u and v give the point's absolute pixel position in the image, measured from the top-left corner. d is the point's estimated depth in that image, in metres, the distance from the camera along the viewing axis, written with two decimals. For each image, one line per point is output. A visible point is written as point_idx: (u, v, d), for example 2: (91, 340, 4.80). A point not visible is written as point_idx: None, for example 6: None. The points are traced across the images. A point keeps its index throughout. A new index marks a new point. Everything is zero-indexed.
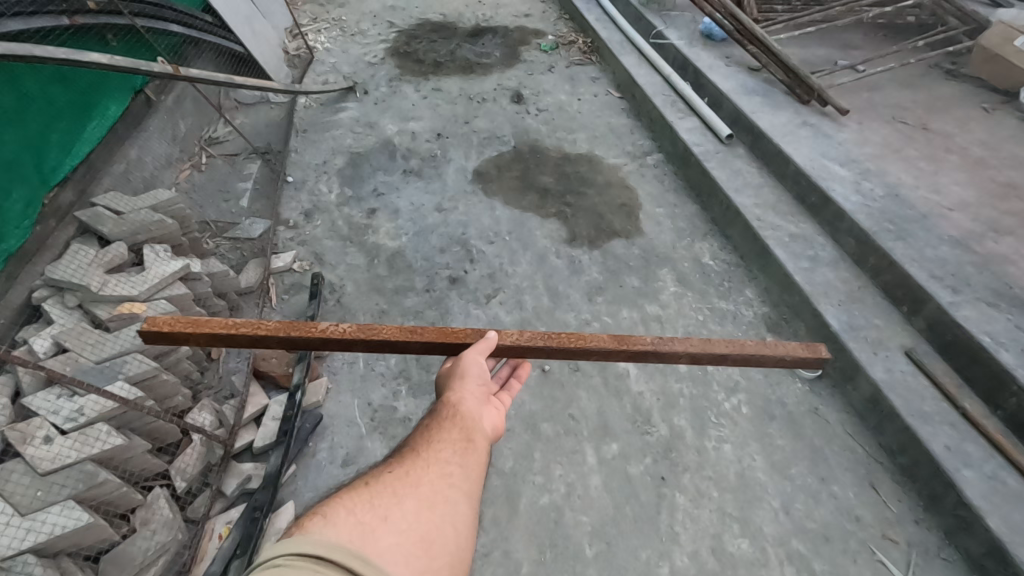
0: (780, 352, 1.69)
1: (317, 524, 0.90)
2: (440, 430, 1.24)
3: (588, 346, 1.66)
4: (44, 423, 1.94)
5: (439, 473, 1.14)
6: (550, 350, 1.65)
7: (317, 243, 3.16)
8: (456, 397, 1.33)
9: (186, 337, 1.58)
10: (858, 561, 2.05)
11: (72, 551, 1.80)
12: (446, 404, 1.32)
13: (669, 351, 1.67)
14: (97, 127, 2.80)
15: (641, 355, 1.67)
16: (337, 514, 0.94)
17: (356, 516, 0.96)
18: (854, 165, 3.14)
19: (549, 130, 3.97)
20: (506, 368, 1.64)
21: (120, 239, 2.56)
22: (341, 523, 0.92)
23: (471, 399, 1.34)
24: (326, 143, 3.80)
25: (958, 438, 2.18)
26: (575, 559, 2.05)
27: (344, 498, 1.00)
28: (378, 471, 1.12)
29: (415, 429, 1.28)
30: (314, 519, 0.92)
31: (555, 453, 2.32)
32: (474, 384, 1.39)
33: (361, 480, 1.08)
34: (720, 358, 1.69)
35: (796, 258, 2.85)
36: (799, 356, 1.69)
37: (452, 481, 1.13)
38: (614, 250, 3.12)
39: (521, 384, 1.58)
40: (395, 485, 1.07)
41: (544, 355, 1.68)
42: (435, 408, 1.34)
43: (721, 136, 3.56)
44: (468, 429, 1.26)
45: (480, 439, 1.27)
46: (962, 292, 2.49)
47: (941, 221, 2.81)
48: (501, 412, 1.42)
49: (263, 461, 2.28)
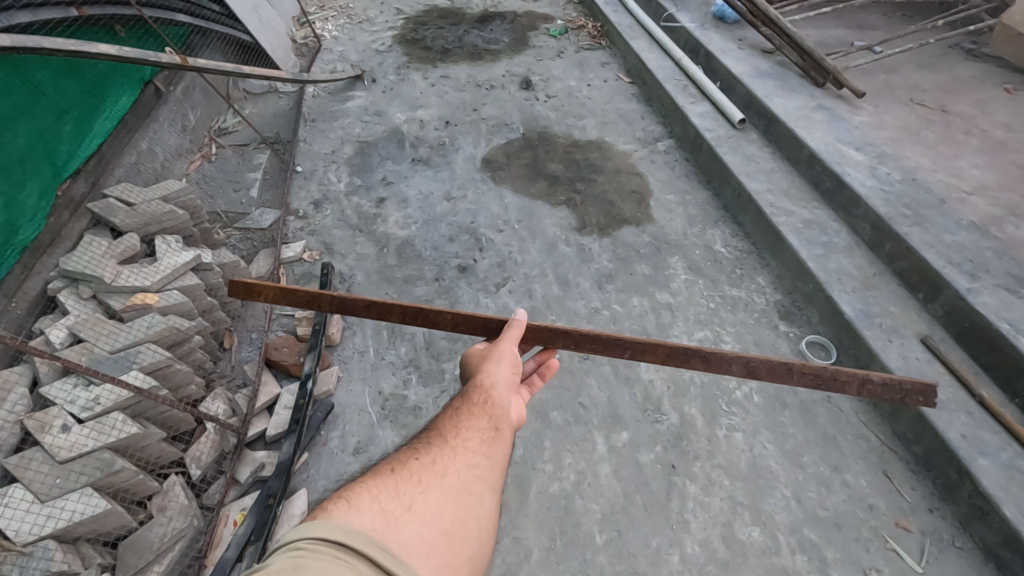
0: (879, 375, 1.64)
1: (342, 508, 0.91)
2: (469, 417, 1.24)
3: (622, 343, 1.68)
4: (62, 412, 1.97)
5: (464, 464, 1.13)
6: (580, 340, 1.67)
7: (327, 232, 3.16)
8: (488, 382, 1.33)
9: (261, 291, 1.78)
10: (871, 550, 2.03)
11: (92, 536, 1.85)
12: (478, 387, 1.32)
13: (720, 356, 1.66)
14: (108, 119, 2.82)
15: (682, 359, 1.66)
16: (362, 500, 0.95)
17: (382, 503, 0.96)
18: (870, 149, 3.08)
19: (558, 116, 3.92)
20: (530, 361, 1.64)
21: (132, 230, 2.57)
22: (365, 509, 0.92)
23: (502, 386, 1.33)
24: (335, 133, 3.80)
25: (974, 426, 2.15)
26: (585, 547, 2.05)
27: (371, 484, 1.01)
28: (404, 457, 1.12)
29: (445, 414, 1.29)
30: (339, 502, 0.93)
31: (565, 442, 2.32)
32: (507, 371, 1.38)
33: (387, 465, 1.09)
34: (779, 369, 1.65)
35: (809, 244, 2.81)
36: (894, 383, 1.63)
37: (477, 473, 1.13)
38: (624, 237, 3.10)
39: (544, 382, 1.60)
40: (420, 472, 1.08)
41: (570, 345, 1.69)
42: (465, 391, 1.34)
43: (733, 121, 3.50)
44: (496, 419, 1.26)
45: (506, 431, 1.26)
46: (982, 278, 2.43)
47: (960, 205, 2.74)
48: (527, 403, 1.42)
49: (276, 449, 2.30)
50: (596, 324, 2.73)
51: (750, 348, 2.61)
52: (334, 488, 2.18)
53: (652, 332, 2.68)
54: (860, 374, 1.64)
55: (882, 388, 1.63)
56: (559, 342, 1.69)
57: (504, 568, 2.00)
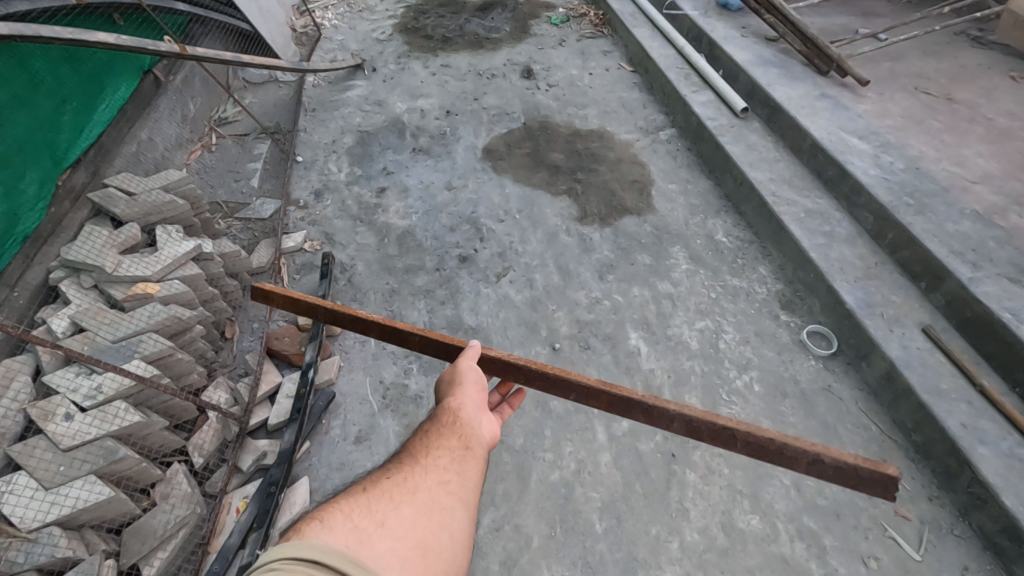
0: (836, 457, 1.35)
1: (316, 529, 0.91)
2: (438, 438, 1.25)
3: (568, 386, 1.62)
4: (64, 401, 1.99)
5: (436, 480, 1.14)
6: (530, 376, 1.63)
7: (328, 222, 3.16)
8: (455, 404, 1.34)
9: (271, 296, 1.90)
10: (870, 538, 2.04)
11: (96, 523, 1.87)
12: (447, 410, 1.33)
13: (660, 410, 1.53)
14: (108, 108, 2.81)
15: (626, 408, 1.57)
16: (335, 519, 0.95)
17: (353, 521, 0.96)
18: (874, 137, 3.05)
19: (560, 105, 3.90)
20: (495, 394, 1.68)
21: (133, 220, 2.58)
22: (337, 529, 0.92)
23: (470, 405, 1.34)
24: (336, 122, 3.78)
25: (974, 415, 2.15)
26: (585, 534, 2.07)
27: (343, 504, 1.01)
28: (376, 477, 1.13)
29: (415, 437, 1.29)
30: (313, 523, 0.93)
31: (565, 431, 2.33)
32: (473, 390, 1.39)
33: (359, 486, 1.09)
34: (719, 432, 1.48)
35: (811, 234, 2.80)
36: (851, 470, 1.34)
37: (450, 489, 1.13)
38: (625, 227, 3.09)
39: (512, 412, 1.58)
40: (393, 491, 1.08)
41: (522, 379, 1.65)
42: (435, 414, 1.34)
43: (735, 110, 3.47)
44: (467, 437, 1.26)
45: (478, 448, 1.26)
46: (984, 267, 2.42)
47: (963, 194, 2.72)
48: (499, 422, 1.42)
49: (278, 437, 2.31)
50: (597, 313, 2.73)
51: (751, 338, 2.61)
52: (335, 477, 2.19)
53: (653, 322, 2.68)
54: (810, 452, 1.38)
55: (833, 471, 1.37)
56: (513, 375, 1.66)
57: (505, 555, 2.02)
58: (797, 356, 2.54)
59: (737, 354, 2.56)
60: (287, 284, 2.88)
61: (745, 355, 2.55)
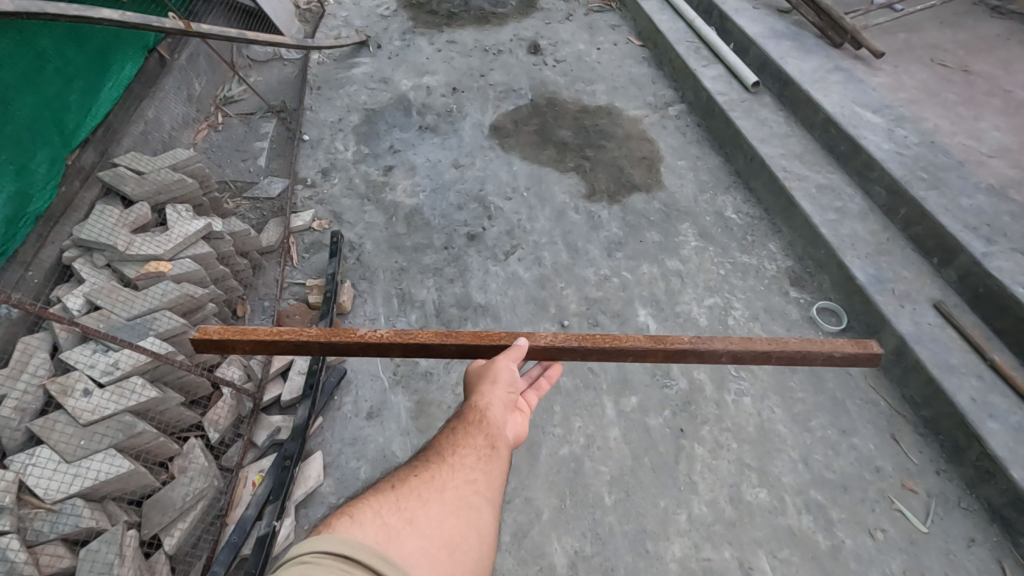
0: (828, 349, 1.66)
1: (346, 524, 0.92)
2: (464, 436, 1.25)
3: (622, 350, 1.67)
4: (83, 377, 2.02)
5: (463, 480, 1.14)
6: (585, 351, 1.65)
7: (335, 201, 3.16)
8: (482, 403, 1.33)
9: (234, 346, 1.60)
10: (876, 511, 2.06)
11: (118, 495, 1.92)
12: (474, 408, 1.33)
13: (709, 348, 1.65)
14: (114, 87, 2.79)
15: (681, 356, 1.67)
16: (364, 516, 0.96)
17: (383, 518, 0.97)
18: (887, 111, 2.99)
19: (567, 81, 3.85)
20: (537, 367, 1.67)
21: (143, 199, 2.60)
22: (367, 525, 0.93)
23: (498, 405, 1.34)
24: (341, 101, 3.75)
25: (984, 390, 2.15)
26: (595, 507, 2.10)
27: (372, 500, 1.02)
28: (403, 474, 1.14)
29: (441, 434, 1.29)
30: (342, 518, 0.94)
31: (574, 406, 2.35)
32: (503, 390, 1.38)
33: (387, 483, 1.10)
34: (759, 354, 1.67)
35: (823, 210, 2.77)
36: (852, 356, 1.67)
37: (475, 488, 1.14)
38: (634, 204, 3.07)
39: (550, 384, 1.60)
40: (420, 488, 1.09)
41: (579, 356, 1.67)
42: (461, 412, 1.34)
43: (746, 85, 3.41)
44: (492, 437, 1.26)
45: (503, 448, 1.27)
46: (998, 242, 2.39)
47: (978, 168, 2.68)
48: (524, 421, 1.42)
49: (291, 413, 2.35)
50: (606, 291, 2.73)
51: (760, 314, 2.61)
52: (348, 451, 2.23)
53: (662, 299, 2.68)
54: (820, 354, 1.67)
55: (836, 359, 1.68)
56: (567, 355, 1.66)
57: (516, 527, 2.06)
58: (805, 333, 2.54)
59: (746, 331, 2.56)
60: (296, 263, 2.89)
61: (753, 332, 2.55)
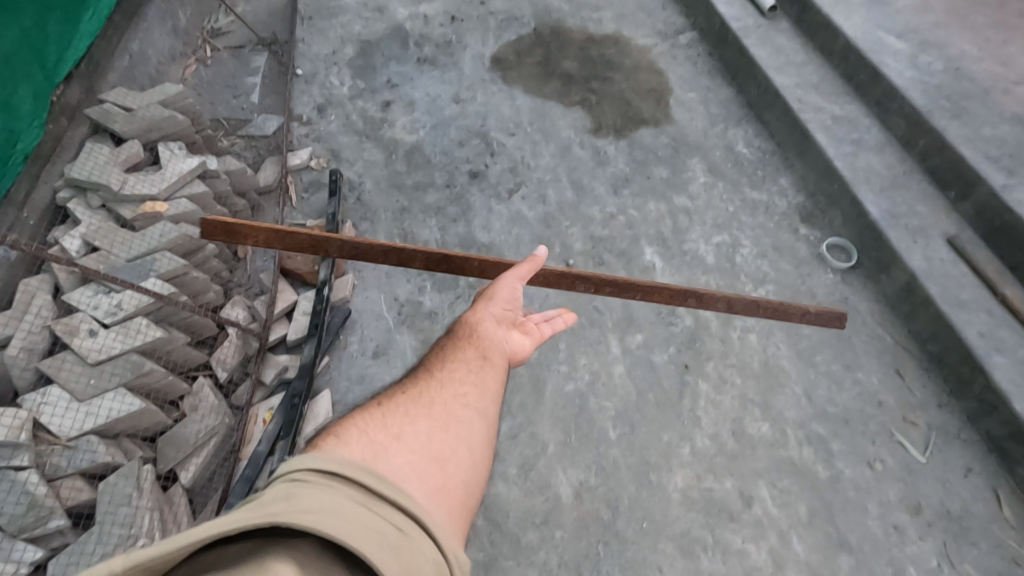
0: (805, 309, 1.91)
1: (332, 442, 0.90)
2: (452, 359, 1.26)
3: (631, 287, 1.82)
4: (87, 317, 2.02)
5: (452, 398, 1.14)
6: (597, 285, 1.81)
7: (333, 139, 3.06)
8: (471, 330, 1.36)
9: (244, 235, 1.64)
10: (877, 443, 2.10)
11: (132, 432, 1.96)
12: (461, 333, 1.35)
13: (707, 295, 1.83)
14: (94, 17, 2.64)
15: (681, 299, 1.84)
16: (351, 434, 0.94)
17: (371, 434, 0.95)
18: (912, 35, 2.81)
19: (572, 8, 3.63)
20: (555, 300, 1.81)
21: (134, 137, 2.52)
22: (354, 443, 0.91)
23: (486, 333, 1.37)
24: (334, 31, 3.56)
25: (993, 325, 2.14)
26: (599, 441, 2.14)
27: (359, 418, 1.00)
28: (390, 394, 1.12)
29: (427, 358, 1.28)
30: (329, 437, 0.92)
31: (579, 343, 2.35)
32: (491, 316, 1.42)
33: (374, 402, 1.08)
34: (748, 305, 1.88)
35: (838, 143, 2.67)
36: (821, 315, 1.93)
37: (465, 405, 1.14)
38: (641, 139, 2.96)
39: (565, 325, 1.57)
40: (407, 405, 1.08)
41: (591, 290, 1.82)
42: (447, 339, 1.36)
43: (763, 8, 3.20)
44: (480, 359, 1.28)
45: (490, 369, 1.28)
46: (1019, 174, 2.31)
47: (1004, 96, 2.56)
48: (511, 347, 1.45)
49: (298, 353, 2.36)
50: (612, 229, 2.67)
51: (768, 252, 2.57)
52: (356, 389, 2.26)
53: (669, 237, 2.63)
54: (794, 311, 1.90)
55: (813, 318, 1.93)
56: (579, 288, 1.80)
57: (522, 460, 2.10)
58: (814, 270, 2.50)
59: (754, 269, 2.52)
60: (296, 203, 2.83)
61: (761, 269, 2.52)
